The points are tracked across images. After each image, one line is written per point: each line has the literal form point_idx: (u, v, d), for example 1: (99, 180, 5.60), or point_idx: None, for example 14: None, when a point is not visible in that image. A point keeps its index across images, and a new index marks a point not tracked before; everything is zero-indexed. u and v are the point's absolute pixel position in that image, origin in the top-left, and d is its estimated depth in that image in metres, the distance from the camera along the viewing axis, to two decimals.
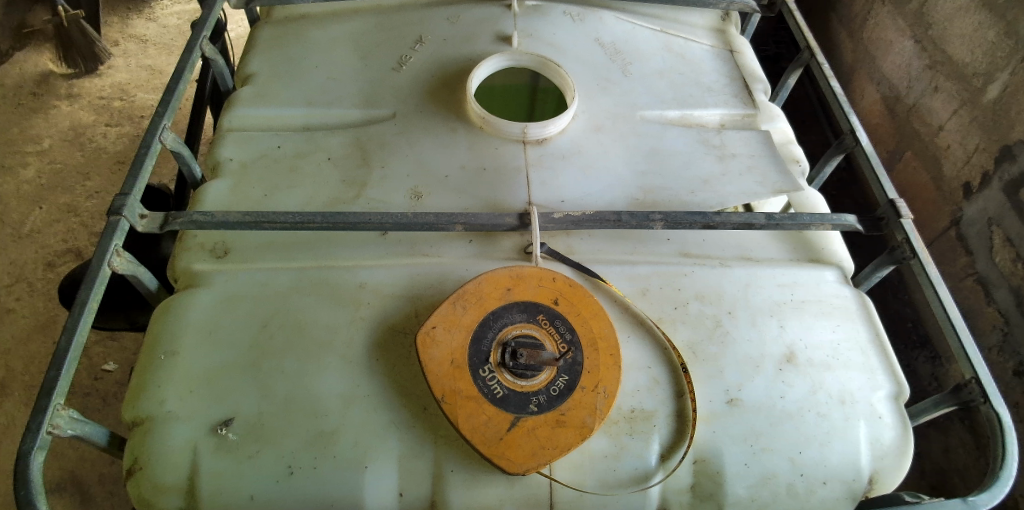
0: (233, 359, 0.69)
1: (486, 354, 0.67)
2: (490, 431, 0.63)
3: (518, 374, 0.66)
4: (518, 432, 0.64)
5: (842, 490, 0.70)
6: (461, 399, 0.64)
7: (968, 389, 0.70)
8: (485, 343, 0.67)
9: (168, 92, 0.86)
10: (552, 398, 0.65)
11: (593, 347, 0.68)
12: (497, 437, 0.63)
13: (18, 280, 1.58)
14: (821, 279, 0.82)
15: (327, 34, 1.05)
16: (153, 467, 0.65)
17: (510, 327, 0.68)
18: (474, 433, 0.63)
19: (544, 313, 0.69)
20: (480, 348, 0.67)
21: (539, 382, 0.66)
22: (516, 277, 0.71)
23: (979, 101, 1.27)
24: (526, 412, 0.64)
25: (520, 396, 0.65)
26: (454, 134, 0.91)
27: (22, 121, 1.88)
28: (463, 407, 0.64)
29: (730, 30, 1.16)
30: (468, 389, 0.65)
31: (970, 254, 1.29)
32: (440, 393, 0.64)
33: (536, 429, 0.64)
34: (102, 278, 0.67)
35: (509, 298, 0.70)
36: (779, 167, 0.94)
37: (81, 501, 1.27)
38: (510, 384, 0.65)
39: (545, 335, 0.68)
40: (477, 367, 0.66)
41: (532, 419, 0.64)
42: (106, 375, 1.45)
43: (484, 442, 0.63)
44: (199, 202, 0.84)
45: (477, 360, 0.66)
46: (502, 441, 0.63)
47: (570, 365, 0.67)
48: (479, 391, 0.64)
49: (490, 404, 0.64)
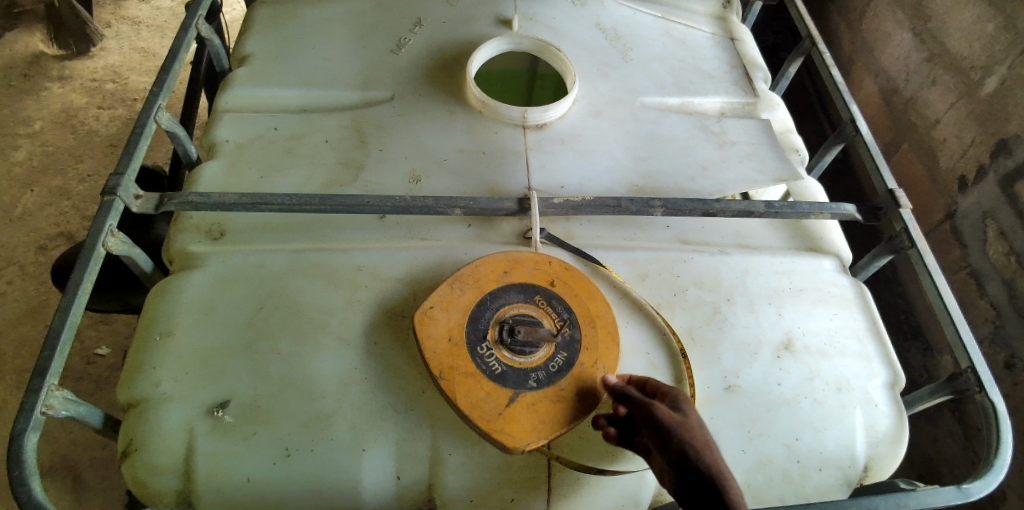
0: (231, 341, 0.69)
1: (483, 332, 0.66)
2: (488, 407, 0.62)
3: (517, 351, 0.65)
4: (517, 408, 0.63)
5: (837, 476, 0.70)
6: (460, 375, 0.63)
7: (963, 377, 0.70)
8: (482, 322, 0.67)
9: (162, 71, 0.84)
10: (551, 374, 0.65)
11: (591, 324, 0.69)
12: (495, 413, 0.62)
13: (9, 263, 1.56)
14: (819, 267, 0.83)
15: (324, 14, 1.03)
16: (146, 448, 0.64)
17: (508, 307, 0.68)
18: (472, 410, 0.62)
19: (541, 293, 0.70)
20: (477, 327, 0.67)
21: (537, 358, 0.65)
22: (513, 261, 0.71)
23: (976, 95, 1.28)
24: (524, 387, 0.64)
25: (518, 372, 0.65)
26: (453, 118, 0.91)
27: (13, 102, 1.85)
28: (461, 383, 0.63)
29: (732, 18, 1.15)
30: (466, 366, 0.64)
31: (964, 247, 1.29)
32: (438, 370, 0.63)
33: (535, 404, 0.63)
34: (96, 258, 0.66)
35: (506, 280, 0.70)
36: (779, 155, 0.93)
37: (73, 485, 1.27)
38: (507, 361, 0.65)
39: (543, 314, 0.68)
40: (475, 345, 0.65)
41: (530, 395, 0.64)
42: (99, 360, 1.43)
43: (483, 418, 0.62)
44: (194, 183, 0.83)
45: (475, 337, 0.66)
46: (501, 416, 0.62)
47: (569, 343, 0.67)
48: (478, 367, 0.64)
49: (488, 380, 0.64)
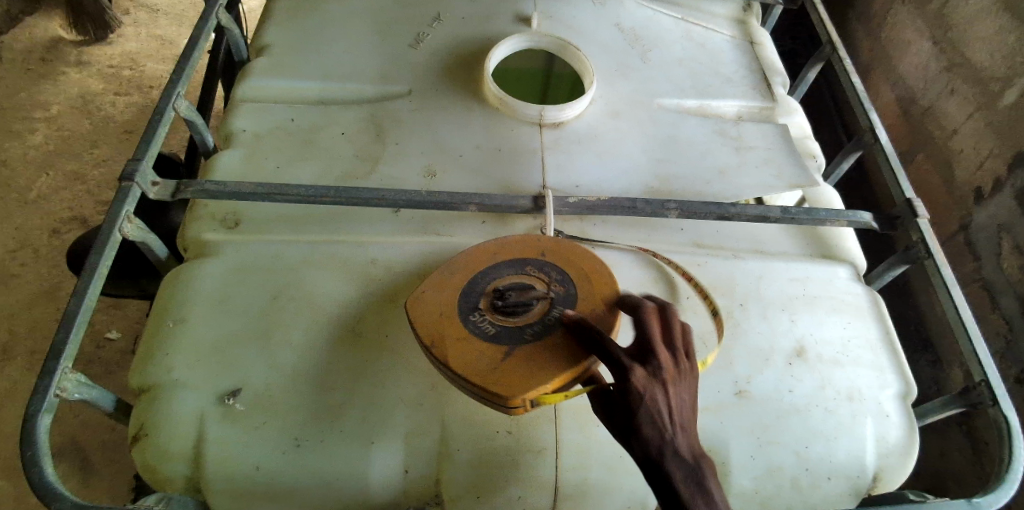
0: (241, 327, 0.69)
1: (476, 303, 0.64)
2: (482, 364, 0.59)
3: (509, 312, 0.62)
4: (512, 361, 0.59)
5: (846, 486, 0.70)
6: (451, 341, 0.61)
7: (977, 390, 0.70)
8: (473, 296, 0.65)
9: (183, 59, 0.85)
10: (547, 326, 0.61)
11: (586, 280, 0.66)
12: (489, 368, 0.59)
13: (22, 245, 1.57)
14: (834, 276, 0.82)
15: (344, 7, 1.03)
16: (157, 434, 0.64)
17: (500, 280, 0.67)
18: (465, 368, 0.59)
19: (532, 264, 0.68)
20: (469, 300, 0.65)
21: (532, 315, 0.62)
22: (500, 244, 0.70)
23: (995, 106, 1.26)
24: (519, 342, 0.60)
25: (512, 330, 0.61)
26: (469, 114, 0.91)
27: (31, 86, 1.87)
28: (453, 347, 0.60)
29: (752, 22, 1.14)
30: (457, 333, 0.62)
31: (978, 259, 1.28)
32: (429, 340, 0.61)
33: (532, 355, 0.59)
34: (113, 244, 0.67)
35: (496, 259, 0.69)
36: (795, 162, 0.93)
37: (79, 468, 1.28)
38: (500, 322, 0.62)
39: (535, 280, 0.66)
40: (466, 314, 0.63)
41: (527, 348, 0.60)
42: (109, 344, 1.45)
43: (476, 375, 0.58)
44: (211, 172, 0.83)
45: (467, 308, 0.64)
46: (495, 371, 0.58)
47: (564, 298, 0.64)
48: (469, 332, 0.61)
49: (480, 341, 0.61)
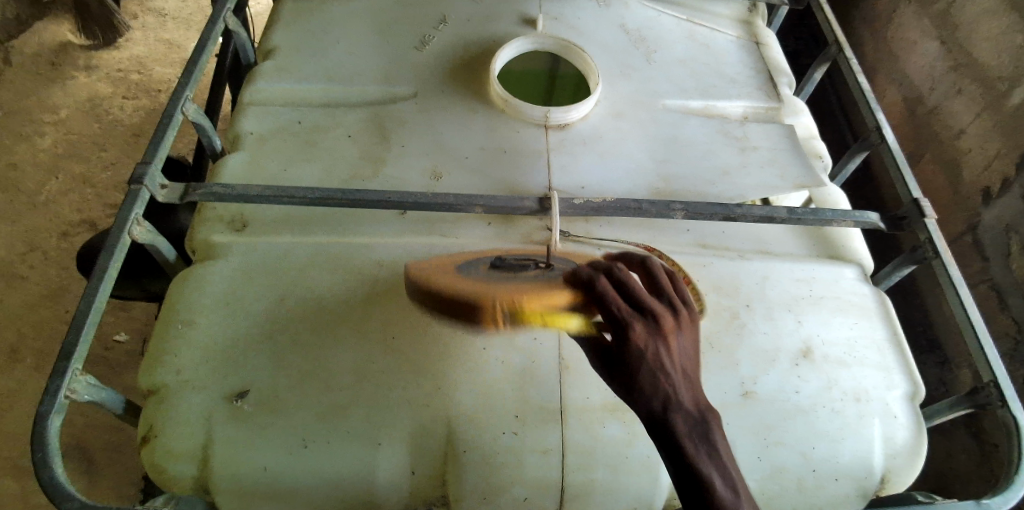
0: (249, 328, 0.70)
1: (472, 266, 0.61)
2: (462, 283, 0.54)
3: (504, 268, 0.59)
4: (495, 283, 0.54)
5: (852, 488, 0.69)
6: (434, 276, 0.57)
7: (984, 391, 0.69)
8: (472, 264, 0.62)
9: (191, 62, 0.85)
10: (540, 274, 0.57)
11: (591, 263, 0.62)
12: (468, 285, 0.53)
13: (31, 247, 1.59)
14: (840, 276, 0.82)
15: (349, 10, 1.04)
16: (166, 434, 0.65)
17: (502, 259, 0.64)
18: (442, 285, 0.54)
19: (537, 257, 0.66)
20: (465, 264, 0.62)
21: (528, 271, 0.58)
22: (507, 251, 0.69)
23: (1002, 106, 1.25)
24: (507, 277, 0.56)
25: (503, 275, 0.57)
26: (473, 116, 0.91)
27: (41, 90, 1.89)
28: (437, 279, 0.56)
29: (756, 22, 1.14)
30: (445, 273, 0.58)
31: (986, 260, 1.27)
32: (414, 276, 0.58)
33: (518, 282, 0.54)
34: (122, 246, 0.67)
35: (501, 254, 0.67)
36: (800, 162, 0.92)
37: (88, 468, 1.29)
38: (492, 272, 0.58)
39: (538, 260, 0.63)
40: (459, 268, 0.60)
41: (514, 279, 0.55)
42: (116, 345, 1.46)
43: (453, 288, 0.53)
44: (218, 174, 0.84)
45: (461, 266, 0.61)
46: (474, 286, 0.53)
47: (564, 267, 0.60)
48: (458, 273, 0.58)
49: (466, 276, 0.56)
